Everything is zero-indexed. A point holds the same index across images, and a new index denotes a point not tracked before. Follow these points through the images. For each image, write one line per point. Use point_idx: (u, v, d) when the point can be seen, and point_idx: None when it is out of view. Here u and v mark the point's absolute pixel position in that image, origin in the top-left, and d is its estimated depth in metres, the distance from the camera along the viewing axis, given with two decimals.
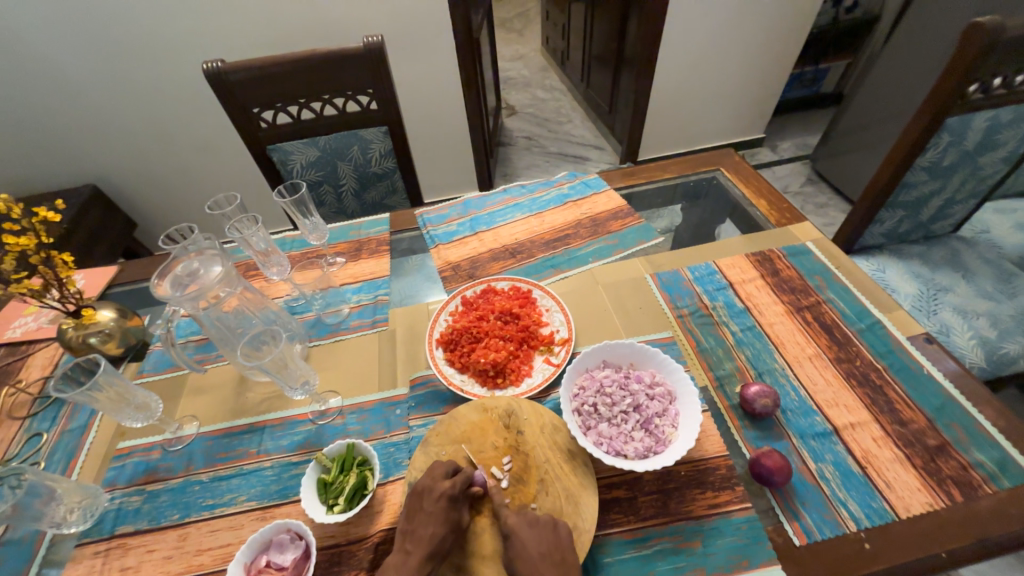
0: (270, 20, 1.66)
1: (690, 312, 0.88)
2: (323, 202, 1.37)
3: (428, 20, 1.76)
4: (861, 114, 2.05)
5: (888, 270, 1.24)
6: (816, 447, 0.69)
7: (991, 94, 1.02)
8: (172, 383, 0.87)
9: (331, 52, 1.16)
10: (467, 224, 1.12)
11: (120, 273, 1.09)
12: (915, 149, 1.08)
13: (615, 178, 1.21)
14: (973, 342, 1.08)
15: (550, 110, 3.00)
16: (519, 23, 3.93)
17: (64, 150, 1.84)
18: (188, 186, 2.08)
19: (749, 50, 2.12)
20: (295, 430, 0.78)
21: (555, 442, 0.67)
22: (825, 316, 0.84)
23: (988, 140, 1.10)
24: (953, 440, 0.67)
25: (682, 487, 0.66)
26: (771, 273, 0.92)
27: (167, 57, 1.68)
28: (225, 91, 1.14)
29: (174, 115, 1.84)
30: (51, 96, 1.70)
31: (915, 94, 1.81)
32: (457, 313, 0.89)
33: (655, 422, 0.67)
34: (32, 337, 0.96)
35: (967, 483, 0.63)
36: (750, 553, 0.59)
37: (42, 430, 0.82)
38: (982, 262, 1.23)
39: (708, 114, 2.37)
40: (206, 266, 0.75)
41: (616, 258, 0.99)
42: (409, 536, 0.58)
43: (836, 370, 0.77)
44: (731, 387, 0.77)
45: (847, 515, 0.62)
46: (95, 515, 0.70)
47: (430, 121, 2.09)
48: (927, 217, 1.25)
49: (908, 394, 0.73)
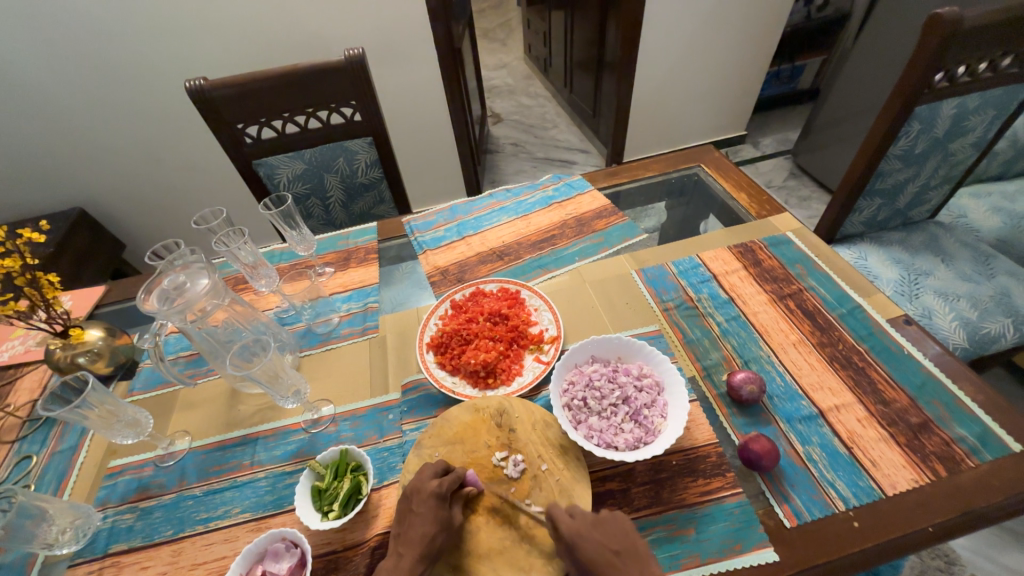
0: (254, 39, 1.69)
1: (676, 305, 0.89)
2: (311, 214, 1.38)
3: (410, 33, 1.79)
4: (837, 107, 2.09)
5: (870, 257, 1.26)
6: (803, 430, 0.70)
7: (957, 83, 1.05)
8: (163, 399, 0.87)
9: (313, 66, 1.18)
10: (455, 229, 1.13)
11: (108, 293, 1.09)
12: (887, 139, 1.11)
13: (598, 178, 1.23)
14: (955, 323, 1.10)
15: (535, 116, 3.04)
16: (501, 33, 3.98)
17: (50, 173, 1.83)
18: (176, 204, 2.08)
19: (728, 50, 2.17)
20: (288, 440, 0.78)
21: (547, 438, 0.68)
22: (807, 302, 0.86)
23: (957, 126, 1.13)
24: (935, 417, 0.69)
25: (674, 476, 0.66)
26: (753, 263, 0.94)
27: (150, 77, 1.69)
28: (208, 108, 1.15)
29: (160, 135, 1.85)
30: (35, 120, 1.70)
31: (886, 86, 1.86)
32: (447, 317, 0.90)
33: (644, 413, 0.68)
34: (20, 360, 0.96)
35: (951, 458, 0.64)
36: (743, 537, 0.60)
37: (32, 453, 0.81)
38: (960, 246, 1.25)
39: (690, 114, 2.41)
40: (192, 280, 0.75)
41: (602, 256, 1.01)
42: (401, 539, 0.58)
43: (820, 355, 0.78)
44: (718, 376, 0.78)
45: (836, 495, 0.63)
46: (88, 535, 0.70)
47: (416, 131, 2.11)
48: (904, 204, 1.28)
49: (890, 374, 0.75)
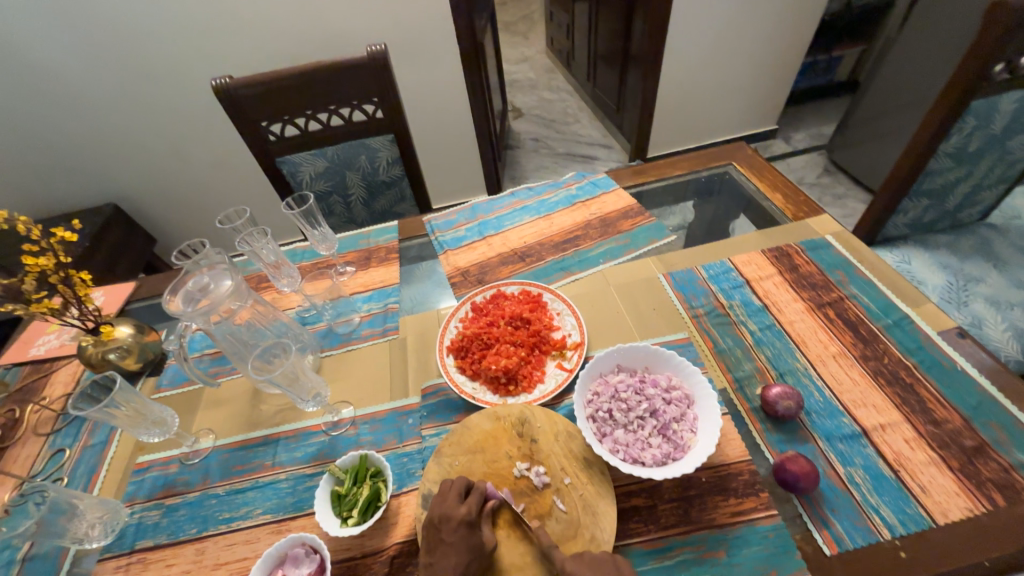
0: (278, 36, 1.69)
1: (706, 312, 0.86)
2: (333, 212, 1.38)
3: (433, 27, 1.77)
4: (879, 100, 1.99)
5: (913, 261, 1.19)
6: (845, 450, 0.66)
7: (1019, 75, 0.98)
8: (188, 396, 0.88)
9: (336, 63, 1.17)
10: (476, 229, 1.11)
11: (138, 289, 1.11)
12: (938, 135, 1.03)
13: (624, 176, 1.19)
14: (1008, 334, 1.03)
15: (557, 111, 2.98)
16: (523, 26, 3.92)
17: (86, 170, 1.89)
18: (203, 200, 2.12)
19: (760, 41, 2.08)
20: (309, 442, 0.77)
21: (570, 451, 0.66)
22: (848, 312, 0.81)
23: (1016, 122, 1.05)
24: (992, 440, 0.64)
25: (704, 494, 0.63)
26: (790, 269, 0.89)
27: (180, 75, 1.72)
28: (233, 106, 1.15)
29: (189, 132, 1.89)
30: (71, 118, 1.75)
31: (936, 78, 1.75)
32: (467, 320, 0.88)
33: (673, 427, 0.65)
34: (55, 354, 0.98)
35: (1010, 486, 0.60)
36: (777, 563, 0.57)
37: (65, 446, 0.83)
38: (1014, 250, 1.17)
39: (719, 108, 2.32)
40: (216, 281, 0.75)
41: (627, 259, 0.97)
42: (431, 570, 0.56)
43: (863, 369, 0.74)
44: (751, 389, 0.74)
45: (880, 522, 0.59)
46: (116, 530, 0.71)
47: (437, 127, 2.09)
48: (953, 205, 1.20)
49: (941, 392, 0.69)
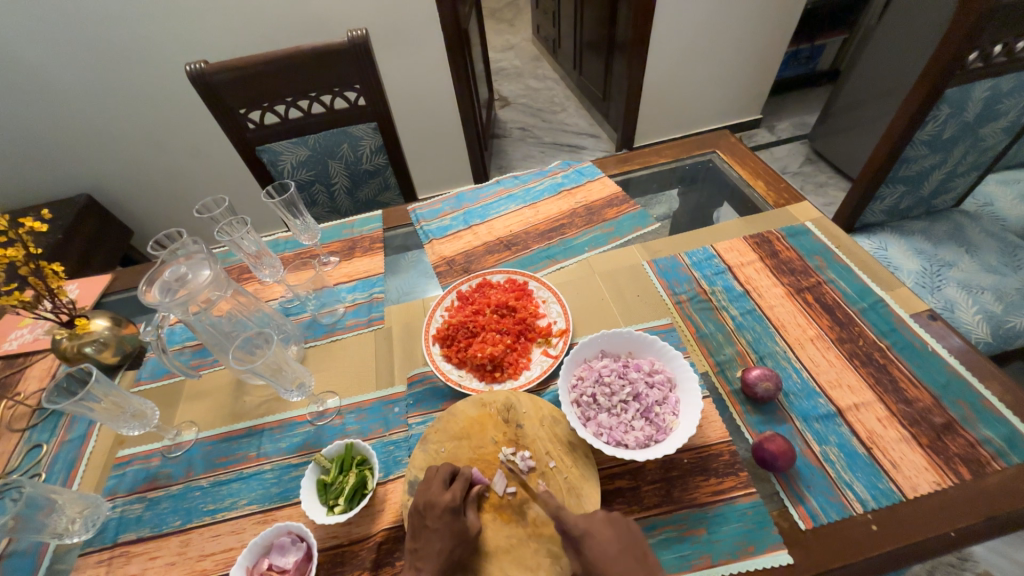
0: (256, 21, 1.65)
1: (689, 298, 0.87)
2: (316, 202, 1.36)
3: (416, 13, 1.73)
4: (859, 90, 2.01)
5: (890, 247, 1.22)
6: (820, 429, 0.67)
7: (991, 63, 1.00)
8: (169, 389, 0.87)
9: (315, 48, 1.14)
10: (461, 218, 1.11)
11: (114, 282, 1.09)
12: (915, 123, 1.05)
13: (609, 164, 1.19)
14: (978, 317, 1.06)
15: (543, 100, 2.97)
16: (509, 13, 3.87)
17: (57, 160, 1.83)
18: (182, 190, 2.07)
19: (744, 30, 2.08)
20: (294, 432, 0.77)
21: (555, 435, 0.66)
22: (826, 296, 0.83)
23: (989, 110, 1.08)
24: (960, 417, 0.66)
25: (685, 474, 0.65)
26: (770, 255, 0.91)
27: (153, 62, 1.67)
28: (209, 93, 1.12)
29: (165, 121, 1.83)
30: (39, 107, 1.69)
31: (913, 68, 1.78)
32: (453, 308, 0.88)
33: (655, 410, 0.66)
34: (29, 349, 0.96)
35: (975, 460, 0.62)
36: (756, 539, 0.58)
37: (42, 442, 0.82)
38: (986, 236, 1.21)
39: (704, 97, 2.33)
40: (194, 271, 0.73)
41: (612, 247, 0.98)
42: (417, 554, 0.57)
43: (839, 351, 0.76)
44: (732, 372, 0.76)
45: (853, 497, 0.61)
46: (98, 524, 0.70)
47: (422, 116, 2.06)
48: (929, 192, 1.23)
49: (913, 372, 0.72)
